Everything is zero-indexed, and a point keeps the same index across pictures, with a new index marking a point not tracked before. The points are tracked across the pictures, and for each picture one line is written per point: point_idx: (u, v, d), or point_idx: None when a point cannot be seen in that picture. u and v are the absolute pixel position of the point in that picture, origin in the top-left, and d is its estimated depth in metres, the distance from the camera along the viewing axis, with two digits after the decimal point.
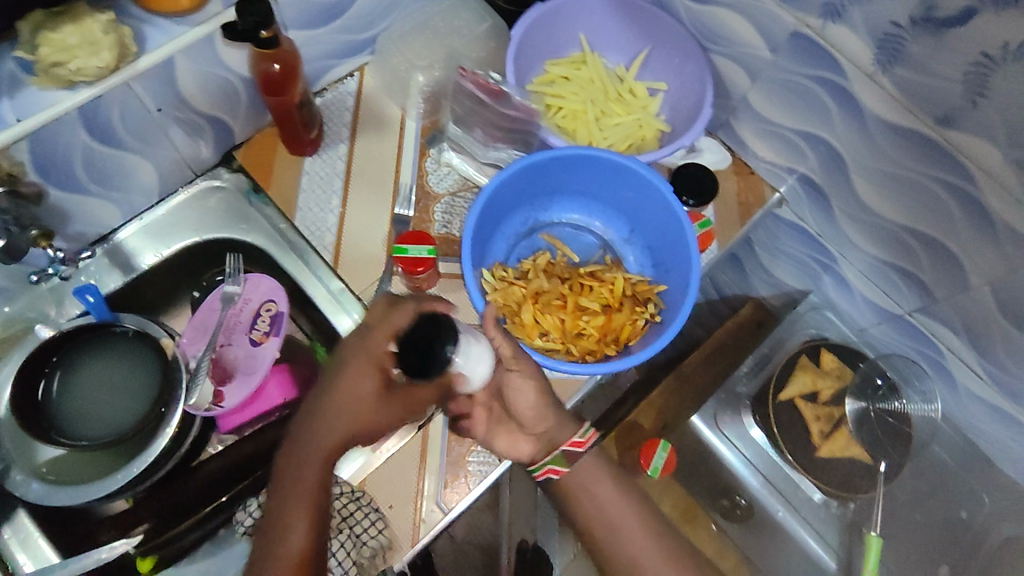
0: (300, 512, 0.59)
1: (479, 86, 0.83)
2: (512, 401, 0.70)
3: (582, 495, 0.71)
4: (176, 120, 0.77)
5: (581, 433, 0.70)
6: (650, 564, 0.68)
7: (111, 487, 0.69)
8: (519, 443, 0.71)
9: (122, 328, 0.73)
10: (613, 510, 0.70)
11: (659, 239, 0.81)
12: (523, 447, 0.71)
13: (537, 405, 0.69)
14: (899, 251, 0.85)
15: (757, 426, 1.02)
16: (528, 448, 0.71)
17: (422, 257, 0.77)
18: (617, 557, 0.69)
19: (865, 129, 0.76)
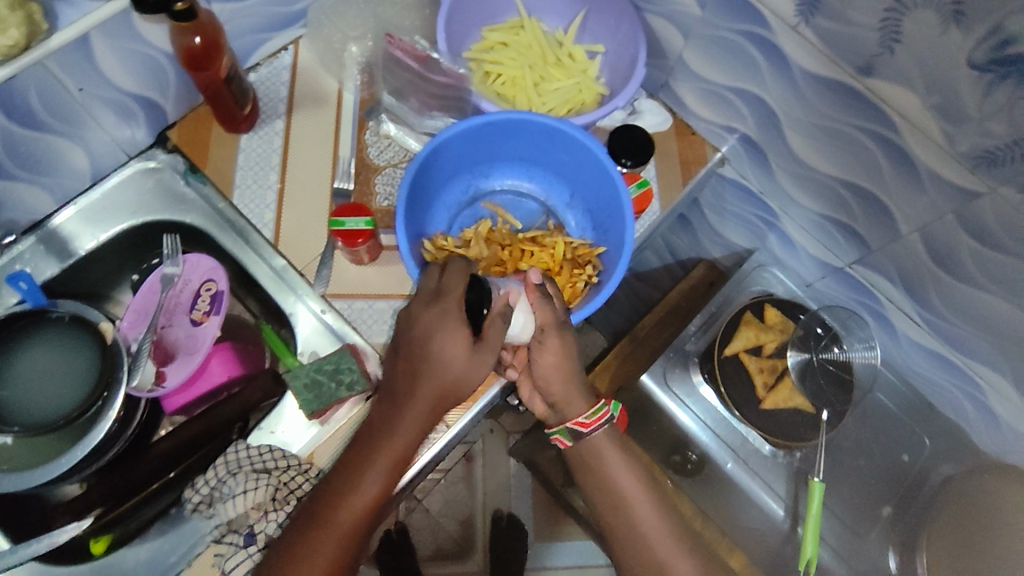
0: (385, 460, 0.63)
1: (406, 53, 0.83)
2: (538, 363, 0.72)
3: (597, 464, 0.75)
4: (102, 100, 0.76)
5: (587, 415, 0.73)
6: (652, 532, 0.72)
7: (55, 472, 0.68)
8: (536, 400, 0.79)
9: (59, 314, 0.72)
10: (621, 481, 0.74)
11: (599, 203, 0.82)
12: (539, 404, 0.79)
13: (561, 370, 0.72)
14: (835, 205, 0.88)
15: (703, 378, 1.03)
16: (543, 406, 0.79)
17: (360, 229, 0.77)
18: (623, 526, 0.73)
19: (794, 83, 0.78)
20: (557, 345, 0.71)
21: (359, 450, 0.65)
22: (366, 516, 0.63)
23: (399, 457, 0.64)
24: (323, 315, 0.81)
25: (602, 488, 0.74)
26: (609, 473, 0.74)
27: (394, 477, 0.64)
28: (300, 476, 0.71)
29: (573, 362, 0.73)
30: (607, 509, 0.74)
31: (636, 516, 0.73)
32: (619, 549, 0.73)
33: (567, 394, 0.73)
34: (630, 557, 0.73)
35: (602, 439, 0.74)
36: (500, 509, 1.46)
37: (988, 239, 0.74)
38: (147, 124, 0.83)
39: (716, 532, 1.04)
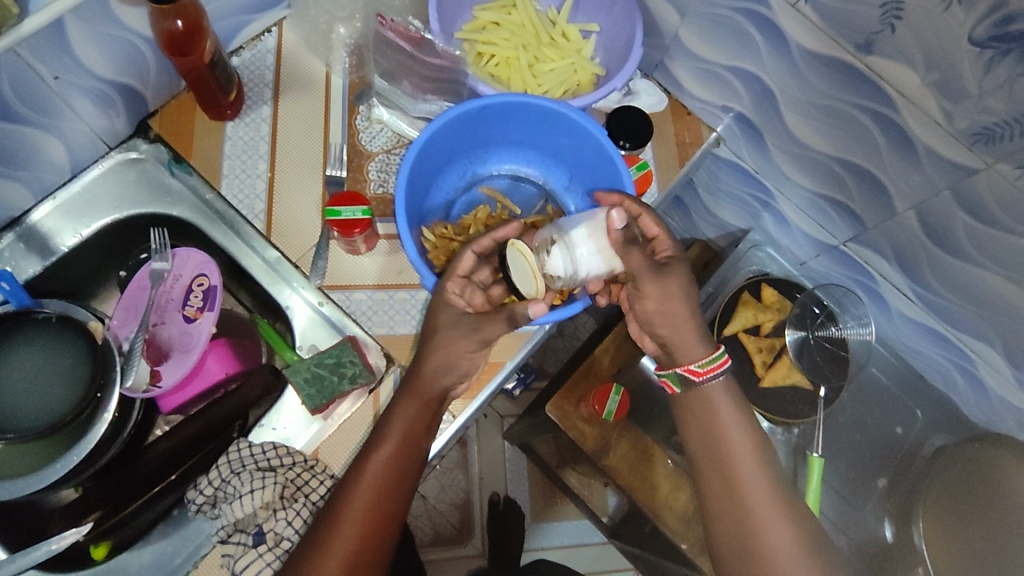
0: (389, 437, 0.66)
1: (399, 34, 0.77)
2: (640, 304, 0.72)
3: (706, 415, 0.72)
4: (79, 89, 0.72)
5: (700, 364, 0.71)
6: (751, 486, 0.69)
7: (51, 477, 0.66)
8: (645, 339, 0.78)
9: (44, 315, 0.69)
10: (725, 432, 0.71)
11: (598, 186, 0.80)
12: (649, 344, 0.78)
13: (664, 309, 0.71)
14: (831, 183, 0.88)
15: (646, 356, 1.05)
16: (653, 345, 0.78)
17: (357, 218, 0.75)
18: (717, 480, 0.70)
19: (792, 61, 0.77)
20: (656, 291, 0.70)
21: (360, 453, 0.66)
22: (383, 499, 0.63)
23: (405, 435, 0.66)
24: (321, 308, 0.79)
25: (708, 442, 0.71)
26: (719, 426, 0.71)
27: (403, 457, 0.65)
28: (305, 473, 0.70)
29: (680, 302, 0.71)
30: (709, 462, 0.71)
31: (741, 477, 0.69)
32: (715, 506, 0.70)
33: (675, 335, 0.72)
34: (726, 516, 0.69)
35: (716, 390, 0.72)
36: (497, 494, 1.46)
37: (983, 215, 0.75)
38: (127, 114, 0.80)
39: None
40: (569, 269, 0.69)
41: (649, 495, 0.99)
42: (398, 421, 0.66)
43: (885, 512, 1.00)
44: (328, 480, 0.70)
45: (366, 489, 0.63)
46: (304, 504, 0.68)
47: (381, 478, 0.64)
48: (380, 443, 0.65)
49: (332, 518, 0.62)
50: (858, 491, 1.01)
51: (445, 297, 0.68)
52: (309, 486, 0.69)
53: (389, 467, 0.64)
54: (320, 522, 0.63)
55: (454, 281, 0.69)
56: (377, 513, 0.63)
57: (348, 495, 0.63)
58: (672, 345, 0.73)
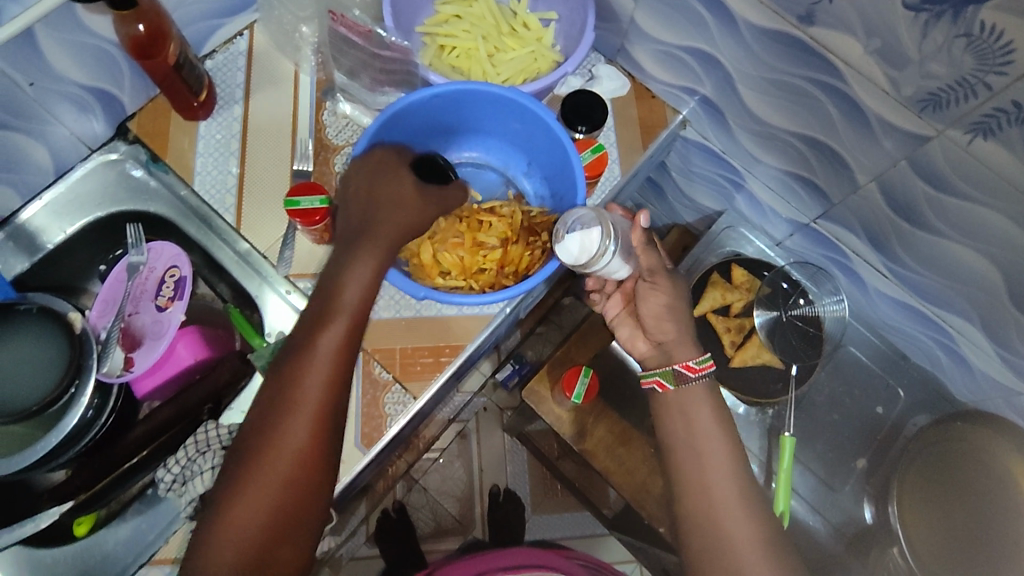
0: (322, 349, 0.62)
1: (351, 30, 0.77)
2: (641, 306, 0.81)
3: (680, 419, 0.78)
4: (55, 94, 0.77)
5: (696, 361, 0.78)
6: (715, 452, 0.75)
7: (32, 458, 0.70)
8: (638, 341, 0.85)
9: (26, 306, 0.74)
10: (695, 402, 0.78)
11: (552, 169, 0.82)
12: (638, 344, 0.85)
13: (661, 313, 0.80)
14: (796, 160, 0.88)
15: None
16: (643, 348, 0.84)
17: (315, 208, 0.77)
18: (685, 445, 0.76)
19: (741, 38, 0.78)
20: (661, 293, 0.79)
21: (292, 358, 0.62)
22: (322, 412, 0.61)
23: (339, 346, 0.62)
24: (287, 295, 0.82)
25: (685, 443, 0.77)
26: (696, 432, 0.77)
27: (338, 372, 0.62)
28: None
29: (677, 303, 0.81)
30: (690, 455, 0.76)
31: (713, 481, 0.74)
32: (681, 467, 0.76)
33: (675, 335, 0.80)
34: (689, 475, 0.75)
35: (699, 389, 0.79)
36: (497, 485, 1.49)
37: (943, 185, 0.73)
38: (106, 116, 0.84)
39: None
40: (603, 263, 0.72)
41: (626, 478, 1.00)
42: (343, 304, 0.63)
43: (865, 493, 0.98)
44: None
45: (316, 372, 0.61)
46: None
47: (330, 362, 0.62)
48: (315, 356, 0.61)
49: (281, 407, 0.60)
50: (839, 469, 0.99)
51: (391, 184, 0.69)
52: None
53: (336, 352, 0.62)
54: (266, 412, 0.61)
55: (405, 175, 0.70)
56: (327, 399, 0.61)
57: (293, 380, 0.61)
58: (664, 347, 0.80)
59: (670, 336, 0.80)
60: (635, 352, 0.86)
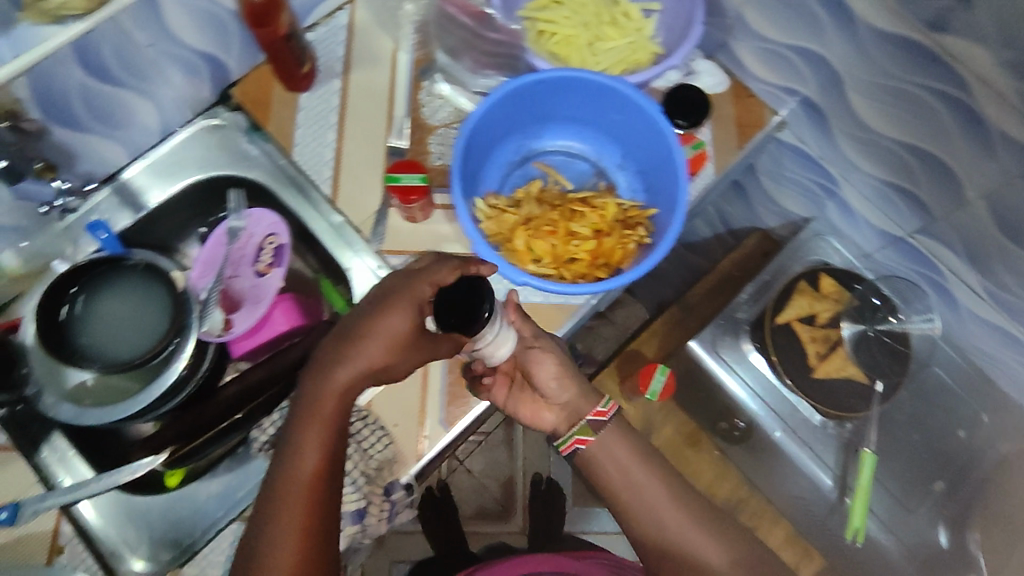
0: (312, 439, 0.62)
1: (462, 9, 0.87)
2: (535, 373, 0.75)
3: (645, 513, 0.72)
4: (168, 57, 0.78)
5: (602, 404, 0.75)
6: None
7: (132, 409, 0.74)
8: (543, 413, 0.77)
9: (133, 262, 0.77)
10: None
11: (649, 163, 0.81)
12: (544, 417, 0.77)
13: (559, 375, 0.75)
14: (899, 170, 0.84)
15: (754, 348, 0.95)
16: (550, 421, 0.77)
17: (414, 185, 0.78)
18: None
19: (858, 41, 0.75)
20: (553, 358, 0.75)
21: (284, 455, 0.63)
22: (316, 498, 0.61)
23: (325, 436, 0.63)
24: (377, 271, 0.83)
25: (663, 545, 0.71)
26: (669, 528, 0.71)
27: (326, 462, 0.62)
28: (358, 422, 0.75)
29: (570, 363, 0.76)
30: None
31: None
32: None
33: (579, 395, 0.76)
34: None
35: (613, 435, 0.75)
36: (541, 473, 1.49)
37: None
38: (211, 81, 0.86)
39: (758, 499, 1.00)
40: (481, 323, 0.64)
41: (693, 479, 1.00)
42: (314, 407, 0.63)
43: (941, 516, 0.94)
44: (379, 431, 0.76)
45: (307, 465, 0.62)
46: (359, 450, 0.74)
47: (306, 495, 0.61)
48: (303, 447, 0.62)
49: (274, 503, 0.61)
50: (914, 490, 0.95)
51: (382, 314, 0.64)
52: (361, 436, 0.75)
53: (313, 482, 0.62)
54: (264, 506, 0.62)
55: (402, 299, 0.64)
56: (319, 484, 0.62)
57: (273, 515, 0.61)
58: (572, 405, 0.76)
59: (571, 398, 0.76)
60: (541, 424, 0.78)
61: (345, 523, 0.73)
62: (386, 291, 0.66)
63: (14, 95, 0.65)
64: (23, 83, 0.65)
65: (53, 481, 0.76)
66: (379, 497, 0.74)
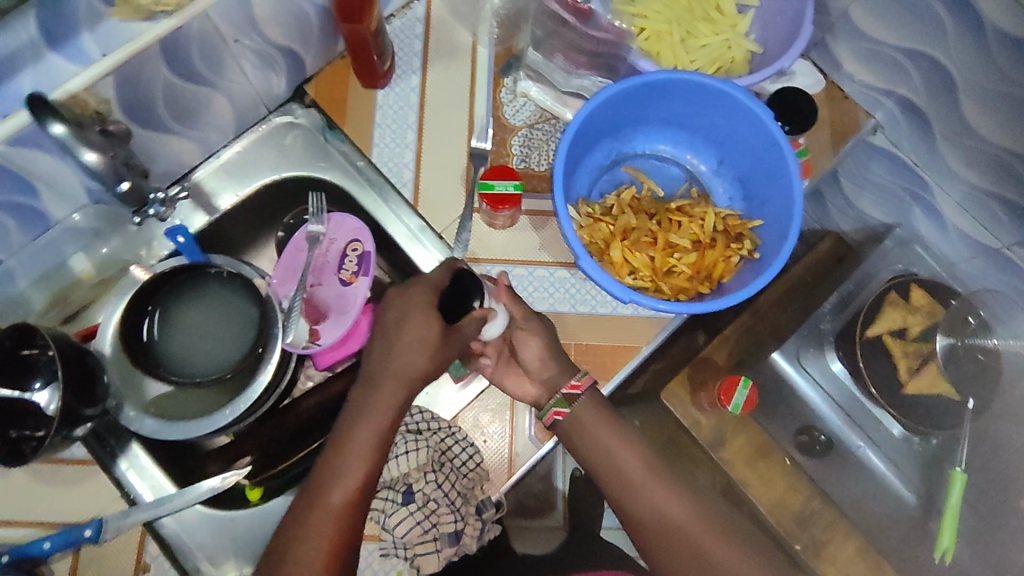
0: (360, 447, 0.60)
1: (564, 5, 0.73)
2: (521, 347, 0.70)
3: (631, 498, 0.63)
4: (251, 52, 0.73)
5: (577, 377, 0.68)
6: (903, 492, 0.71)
7: (219, 422, 0.70)
8: (526, 385, 0.71)
9: (216, 269, 0.72)
10: None
11: (752, 171, 0.78)
12: (528, 390, 0.71)
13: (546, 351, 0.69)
14: (1004, 179, 0.81)
15: (838, 358, 0.96)
16: (531, 390, 0.71)
17: (508, 194, 0.76)
18: None
19: (984, 45, 0.72)
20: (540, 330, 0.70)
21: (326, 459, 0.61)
22: (351, 510, 0.58)
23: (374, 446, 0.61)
24: None
25: (658, 532, 0.62)
26: (659, 509, 0.62)
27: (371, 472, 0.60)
28: (449, 438, 0.72)
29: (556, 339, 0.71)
30: None
31: None
32: None
33: (558, 370, 0.69)
34: None
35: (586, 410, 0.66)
36: None
37: None
38: (288, 77, 0.81)
39: (832, 512, 0.95)
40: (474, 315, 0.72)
41: (763, 491, 0.95)
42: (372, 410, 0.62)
43: None
44: (469, 448, 0.72)
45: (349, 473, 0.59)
46: (452, 469, 0.71)
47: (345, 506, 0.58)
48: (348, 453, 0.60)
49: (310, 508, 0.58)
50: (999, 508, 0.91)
51: (400, 330, 0.63)
52: (452, 452, 0.72)
53: (346, 506, 0.58)
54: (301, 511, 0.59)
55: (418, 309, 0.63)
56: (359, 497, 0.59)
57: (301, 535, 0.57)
58: (549, 379, 0.69)
59: (552, 374, 0.69)
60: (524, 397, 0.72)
61: (441, 543, 0.69)
62: (397, 304, 0.65)
63: (100, 95, 0.61)
64: (110, 81, 0.61)
65: (132, 495, 0.73)
66: (472, 517, 0.71)
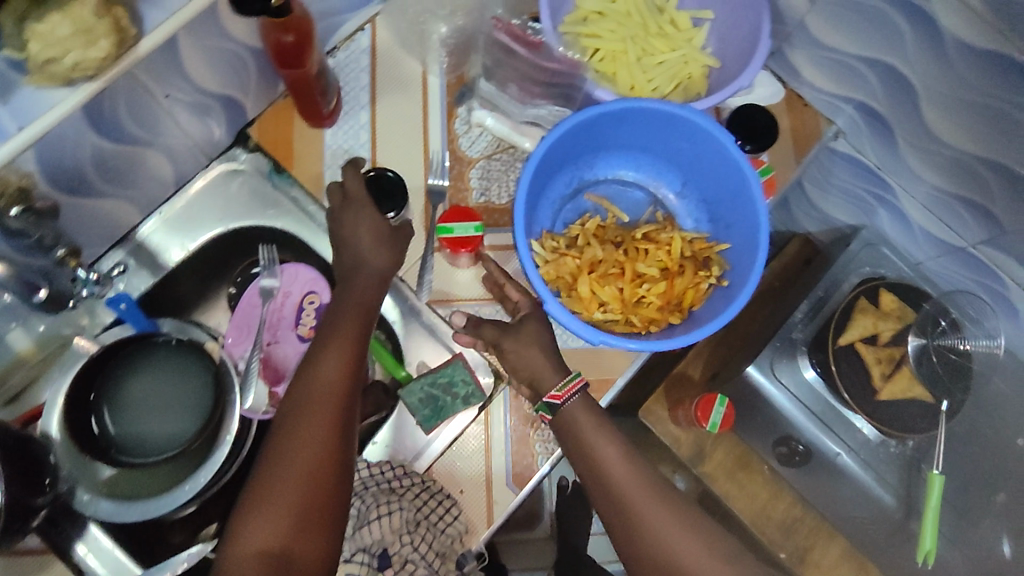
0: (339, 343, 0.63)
1: (514, 37, 0.72)
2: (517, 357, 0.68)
3: (632, 522, 0.61)
4: (184, 103, 0.69)
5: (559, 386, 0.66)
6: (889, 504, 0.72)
7: (180, 499, 0.65)
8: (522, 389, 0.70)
9: (163, 337, 0.69)
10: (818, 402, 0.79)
11: (717, 192, 0.76)
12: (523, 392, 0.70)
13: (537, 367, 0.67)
14: (967, 182, 0.81)
15: (811, 366, 0.93)
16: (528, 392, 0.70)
17: (469, 235, 0.73)
18: None
19: (944, 54, 0.71)
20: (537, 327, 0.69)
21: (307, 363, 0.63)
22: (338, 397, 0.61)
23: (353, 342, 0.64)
24: (425, 320, 0.77)
25: (657, 561, 0.60)
26: (667, 545, 0.60)
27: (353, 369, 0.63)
28: (423, 494, 0.69)
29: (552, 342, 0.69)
30: None
31: None
32: None
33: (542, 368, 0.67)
34: None
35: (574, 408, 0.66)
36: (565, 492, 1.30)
37: None
38: (228, 123, 0.77)
39: (814, 518, 0.97)
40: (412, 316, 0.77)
41: (747, 505, 0.97)
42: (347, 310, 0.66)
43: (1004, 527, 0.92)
44: (446, 501, 0.70)
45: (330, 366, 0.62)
46: (429, 528, 0.68)
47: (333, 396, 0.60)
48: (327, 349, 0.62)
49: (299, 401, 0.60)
50: (977, 503, 0.93)
51: (321, 354, 0.62)
52: (428, 508, 0.69)
53: (333, 394, 0.60)
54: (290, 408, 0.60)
55: (342, 337, 0.64)
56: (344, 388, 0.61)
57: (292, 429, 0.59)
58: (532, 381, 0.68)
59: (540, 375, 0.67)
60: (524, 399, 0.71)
61: None
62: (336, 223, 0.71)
63: (22, 170, 0.57)
64: (30, 156, 0.56)
65: None
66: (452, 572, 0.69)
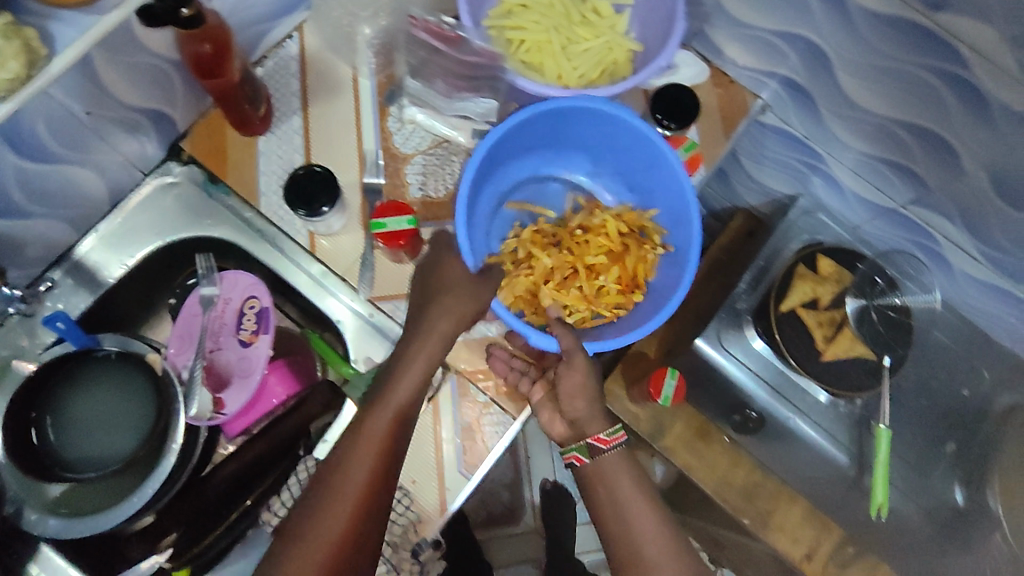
0: (386, 410, 0.63)
1: (432, 34, 0.73)
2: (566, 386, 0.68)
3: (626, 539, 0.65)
4: (110, 121, 0.70)
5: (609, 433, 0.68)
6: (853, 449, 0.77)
7: (129, 511, 0.66)
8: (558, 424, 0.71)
9: (103, 352, 0.68)
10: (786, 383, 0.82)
11: (639, 169, 0.78)
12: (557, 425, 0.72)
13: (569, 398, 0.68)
14: (889, 144, 0.83)
15: (758, 336, 0.95)
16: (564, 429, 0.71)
17: (401, 229, 0.73)
18: None
19: (851, 23, 0.73)
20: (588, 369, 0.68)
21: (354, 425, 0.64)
22: (379, 463, 0.62)
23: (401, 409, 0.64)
24: (371, 318, 0.78)
25: None
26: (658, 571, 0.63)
27: (395, 434, 0.63)
28: None
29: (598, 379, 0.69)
30: None
31: None
32: None
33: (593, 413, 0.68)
34: None
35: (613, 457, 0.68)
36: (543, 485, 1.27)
37: None
38: (159, 138, 0.78)
39: (773, 481, 0.99)
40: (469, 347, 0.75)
41: (705, 473, 0.99)
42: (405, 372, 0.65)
43: (957, 477, 0.93)
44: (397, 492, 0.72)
45: (376, 430, 0.63)
46: None
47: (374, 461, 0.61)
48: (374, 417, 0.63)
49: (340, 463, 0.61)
50: (929, 454, 0.95)
51: (366, 422, 0.63)
52: None
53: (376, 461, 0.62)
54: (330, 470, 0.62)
55: (385, 407, 0.64)
56: (385, 455, 0.62)
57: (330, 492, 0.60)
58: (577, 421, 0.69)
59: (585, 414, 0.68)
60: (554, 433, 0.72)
61: None
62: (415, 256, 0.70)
63: None
64: None
65: None
66: (408, 560, 0.74)
